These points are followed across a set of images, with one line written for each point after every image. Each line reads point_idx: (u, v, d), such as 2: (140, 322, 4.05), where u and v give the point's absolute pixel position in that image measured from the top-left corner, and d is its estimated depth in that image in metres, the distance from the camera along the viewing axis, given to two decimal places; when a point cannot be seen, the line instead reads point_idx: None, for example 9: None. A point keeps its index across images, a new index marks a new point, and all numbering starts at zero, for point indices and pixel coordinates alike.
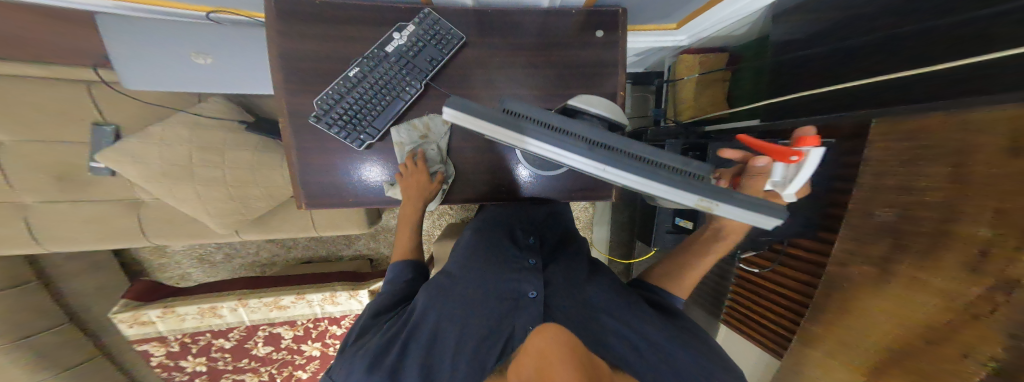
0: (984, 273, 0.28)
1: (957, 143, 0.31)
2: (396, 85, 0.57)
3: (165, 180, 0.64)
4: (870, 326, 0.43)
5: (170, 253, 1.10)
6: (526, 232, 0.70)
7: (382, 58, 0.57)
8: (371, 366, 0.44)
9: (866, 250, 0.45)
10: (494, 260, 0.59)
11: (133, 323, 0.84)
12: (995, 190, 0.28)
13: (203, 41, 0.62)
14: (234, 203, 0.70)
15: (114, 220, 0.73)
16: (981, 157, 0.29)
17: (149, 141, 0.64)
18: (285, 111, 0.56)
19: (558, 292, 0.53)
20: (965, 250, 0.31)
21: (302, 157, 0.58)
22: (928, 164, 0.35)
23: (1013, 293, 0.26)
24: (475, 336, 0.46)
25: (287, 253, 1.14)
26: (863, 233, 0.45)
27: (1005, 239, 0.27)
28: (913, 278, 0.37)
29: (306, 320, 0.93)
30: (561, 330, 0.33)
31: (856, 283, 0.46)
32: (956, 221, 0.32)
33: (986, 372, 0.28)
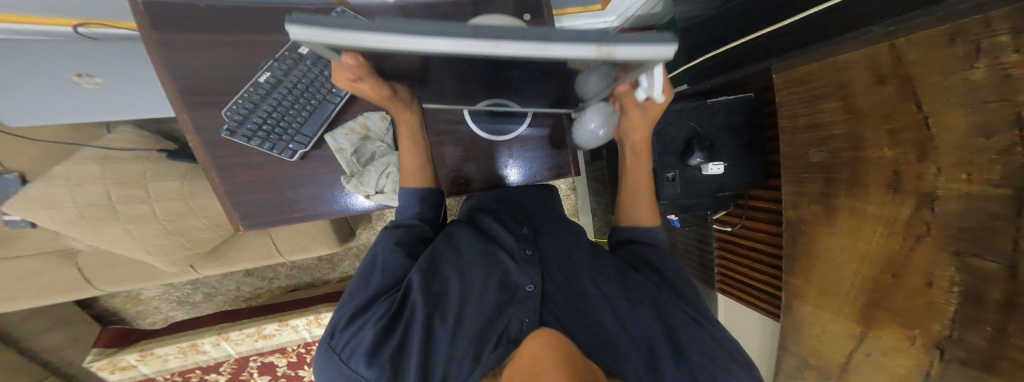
0: (906, 193, 0.36)
1: (839, 80, 0.44)
2: (320, 86, 0.50)
3: (86, 224, 0.57)
4: (847, 273, 0.46)
5: (145, 299, 1.03)
6: (522, 216, 0.59)
7: (296, 61, 0.49)
8: (369, 351, 0.39)
9: (807, 189, 0.52)
10: (490, 245, 0.51)
11: (113, 369, 0.82)
12: (881, 115, 0.39)
13: (79, 59, 0.51)
14: (176, 239, 0.64)
15: (52, 273, 0.67)
16: (862, 85, 0.40)
17: (55, 184, 0.56)
18: (193, 132, 0.49)
19: (554, 281, 0.48)
20: (880, 170, 0.40)
21: (225, 178, 0.51)
22: (824, 101, 0.47)
23: (933, 206, 0.33)
24: (472, 325, 0.42)
25: (269, 285, 1.07)
26: (797, 172, 0.53)
27: (905, 154, 0.36)
28: (852, 209, 0.45)
29: (297, 345, 0.90)
30: (558, 337, 0.32)
31: (813, 225, 0.51)
32: (864, 145, 0.42)
33: (952, 293, 0.32)
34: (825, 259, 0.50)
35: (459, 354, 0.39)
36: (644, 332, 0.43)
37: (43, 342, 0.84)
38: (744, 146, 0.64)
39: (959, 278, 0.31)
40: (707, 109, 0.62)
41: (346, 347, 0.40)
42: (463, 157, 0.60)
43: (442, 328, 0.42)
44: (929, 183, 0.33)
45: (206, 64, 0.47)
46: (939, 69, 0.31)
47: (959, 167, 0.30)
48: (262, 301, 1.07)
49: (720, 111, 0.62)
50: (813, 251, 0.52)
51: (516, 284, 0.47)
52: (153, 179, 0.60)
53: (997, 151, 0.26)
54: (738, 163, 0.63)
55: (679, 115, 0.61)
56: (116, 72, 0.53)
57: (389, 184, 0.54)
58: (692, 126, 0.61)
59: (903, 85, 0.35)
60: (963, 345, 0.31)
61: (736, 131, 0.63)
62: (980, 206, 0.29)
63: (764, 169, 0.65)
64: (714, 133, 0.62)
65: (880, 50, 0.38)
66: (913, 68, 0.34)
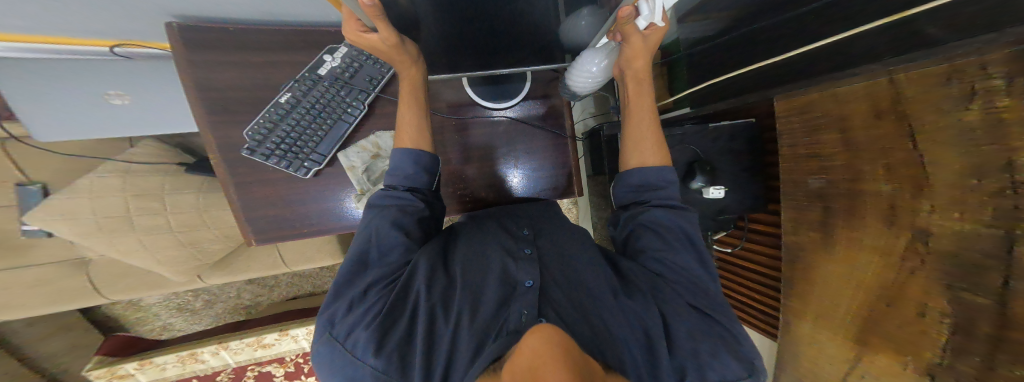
0: (902, 227, 0.37)
1: (837, 110, 0.43)
2: (336, 107, 0.52)
3: (104, 235, 0.60)
4: (841, 295, 0.48)
5: (146, 306, 1.03)
6: (523, 218, 0.60)
7: (315, 82, 0.51)
8: (376, 340, 0.42)
9: (807, 217, 0.52)
10: (490, 242, 0.53)
11: (110, 378, 0.81)
12: (880, 149, 0.38)
13: (112, 79, 0.54)
14: (187, 249, 0.65)
15: (61, 281, 0.68)
16: (862, 116, 0.40)
17: (75, 195, 0.58)
18: (214, 148, 0.52)
19: (552, 276, 0.50)
20: (878, 203, 0.40)
21: (241, 193, 0.53)
22: (825, 132, 0.46)
23: (928, 241, 0.34)
24: (474, 320, 0.44)
25: (270, 293, 1.08)
26: (796, 199, 0.53)
27: (902, 190, 0.37)
28: (850, 238, 0.45)
29: (295, 355, 0.90)
30: (555, 332, 0.33)
31: (812, 248, 0.52)
32: (861, 179, 0.42)
33: (947, 323, 0.33)
34: (820, 279, 0.52)
35: (461, 344, 0.42)
36: (641, 322, 0.46)
37: (42, 350, 0.84)
38: (744, 169, 0.66)
39: (945, 304, 0.33)
40: (708, 133, 0.64)
41: (348, 336, 0.43)
42: (470, 176, 0.63)
43: (443, 318, 0.45)
44: (922, 219, 0.35)
45: (233, 86, 0.51)
46: (932, 107, 0.31)
47: (952, 205, 0.31)
48: (261, 309, 1.07)
49: (721, 136, 0.65)
50: (809, 276, 0.54)
51: (516, 279, 0.49)
52: (169, 191, 0.62)
53: (989, 193, 0.27)
54: (739, 187, 0.65)
55: (681, 139, 0.64)
56: (144, 90, 0.57)
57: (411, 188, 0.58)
58: (693, 149, 0.64)
59: (902, 122, 0.35)
60: (953, 373, 0.33)
61: (735, 155, 0.66)
62: (973, 245, 0.30)
63: (764, 194, 0.67)
64: (714, 157, 0.64)
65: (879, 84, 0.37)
66: (904, 107, 0.34)
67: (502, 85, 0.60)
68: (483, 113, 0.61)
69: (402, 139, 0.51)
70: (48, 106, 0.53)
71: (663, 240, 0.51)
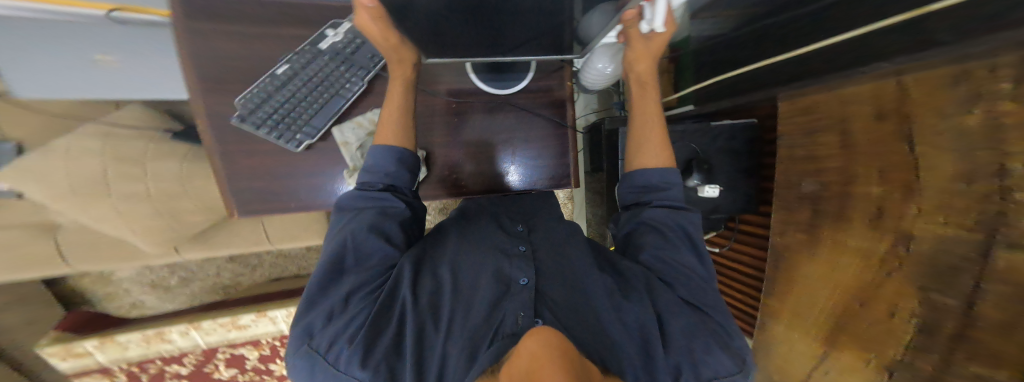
0: (887, 228, 0.39)
1: (844, 113, 0.45)
2: (334, 82, 0.53)
3: (77, 198, 0.58)
4: (812, 299, 0.51)
5: (116, 281, 0.97)
6: (519, 215, 0.65)
7: (315, 55, 0.52)
8: (362, 349, 0.43)
9: (796, 218, 0.56)
10: (487, 242, 0.57)
11: (65, 355, 0.75)
12: (874, 152, 0.40)
13: (103, 40, 0.54)
14: (164, 219, 0.63)
15: (21, 247, 0.65)
16: (859, 120, 0.42)
17: (53, 156, 0.57)
18: (202, 115, 0.51)
19: (545, 277, 0.54)
20: (867, 206, 0.42)
21: (228, 162, 0.53)
22: (824, 134, 0.49)
23: (910, 244, 0.36)
24: (468, 324, 0.48)
25: (253, 273, 1.05)
26: (788, 200, 0.57)
27: (891, 192, 0.38)
28: (835, 241, 0.48)
29: (272, 337, 0.85)
30: (553, 333, 0.34)
31: (796, 251, 0.56)
32: (854, 181, 0.44)
33: (909, 324, 0.36)
34: (800, 281, 0.54)
35: (453, 352, 0.45)
36: (637, 320, 0.49)
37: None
38: (742, 170, 0.67)
39: (916, 307, 0.35)
40: (708, 132, 0.65)
41: (329, 348, 0.43)
42: (467, 160, 0.61)
43: (432, 327, 0.48)
44: (910, 221, 0.36)
45: (233, 55, 0.51)
46: (935, 111, 0.32)
47: (939, 209, 0.32)
48: (241, 289, 1.04)
49: (721, 135, 0.66)
50: (789, 278, 0.57)
51: (510, 278, 0.53)
52: (153, 158, 0.61)
53: (976, 197, 0.28)
54: (732, 187, 0.67)
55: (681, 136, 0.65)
56: (135, 53, 0.56)
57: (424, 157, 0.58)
58: (693, 147, 0.65)
59: (900, 122, 0.36)
60: (908, 368, 0.35)
61: (735, 154, 0.67)
62: (949, 247, 0.31)
63: (756, 195, 0.68)
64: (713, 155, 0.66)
65: (886, 86, 0.39)
66: (913, 108, 0.35)
67: (505, 74, 0.59)
68: (484, 99, 0.59)
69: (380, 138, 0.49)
70: (29, 62, 0.52)
71: (664, 238, 0.52)
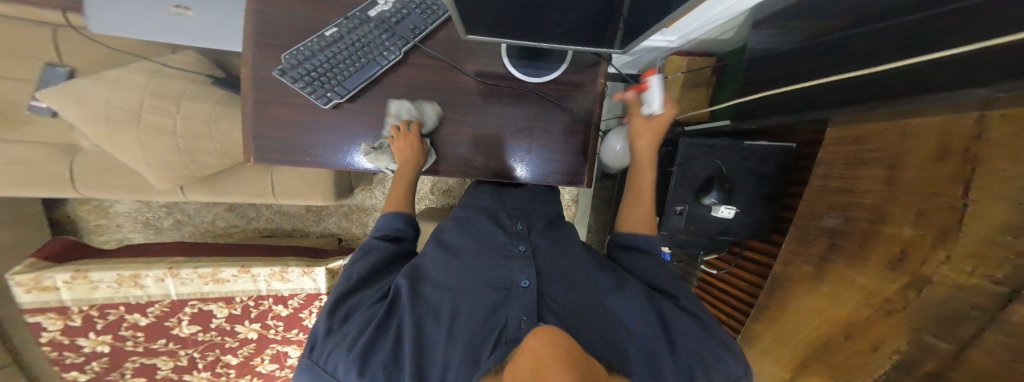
0: (903, 271, 0.38)
1: (893, 146, 0.40)
2: (373, 48, 0.58)
3: (105, 124, 0.61)
4: (800, 324, 0.55)
5: (112, 215, 1.10)
6: (517, 213, 0.66)
7: (363, 21, 0.58)
8: (359, 358, 0.43)
9: (808, 250, 0.54)
10: (488, 243, 0.58)
11: (31, 288, 0.72)
12: (918, 193, 0.37)
13: None
14: (181, 157, 0.66)
15: (37, 163, 0.68)
16: (912, 158, 0.37)
17: (100, 83, 0.61)
18: (249, 64, 0.56)
19: (547, 280, 0.52)
20: (890, 247, 0.40)
21: (258, 110, 0.57)
22: (868, 167, 0.44)
23: (922, 290, 0.36)
24: (467, 329, 0.46)
25: (246, 224, 1.19)
26: (806, 233, 0.55)
27: (925, 236, 0.36)
28: (840, 277, 0.48)
29: (247, 297, 0.88)
30: (557, 332, 0.30)
31: (797, 280, 0.56)
32: (885, 219, 0.41)
33: (894, 361, 0.39)
34: (797, 309, 0.56)
35: (455, 356, 0.43)
36: (643, 334, 0.47)
37: None
38: (763, 196, 0.65)
39: (906, 348, 0.38)
40: (739, 151, 0.63)
41: (328, 358, 0.45)
42: (485, 143, 0.64)
43: (433, 328, 0.48)
44: (930, 267, 0.35)
45: (288, 14, 0.56)
46: (1010, 155, 0.27)
47: (970, 258, 0.31)
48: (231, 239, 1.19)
49: (751, 156, 0.63)
50: (782, 305, 0.59)
51: (511, 280, 0.51)
52: (189, 97, 0.66)
53: (1020, 251, 0.26)
54: (747, 211, 0.66)
55: (708, 151, 0.64)
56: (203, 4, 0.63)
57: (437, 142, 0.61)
58: (717, 164, 0.64)
59: (960, 167, 0.32)
60: None
61: (761, 179, 0.65)
62: (964, 296, 0.31)
63: (772, 223, 0.67)
64: (739, 176, 0.64)
65: (962, 120, 0.32)
66: (976, 150, 0.30)
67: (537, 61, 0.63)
68: (519, 85, 0.63)
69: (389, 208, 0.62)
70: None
71: (648, 258, 0.56)
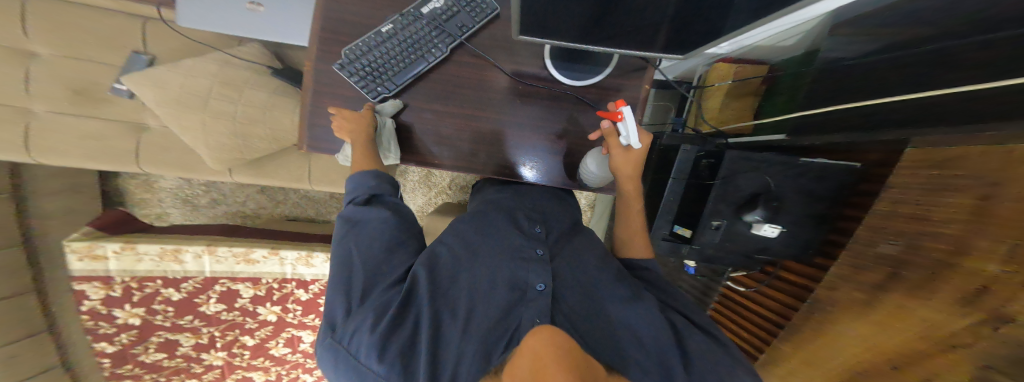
0: (976, 307, 0.34)
1: (991, 167, 0.34)
2: (422, 45, 0.59)
3: (176, 106, 0.67)
4: (844, 350, 0.52)
5: (155, 191, 1.17)
6: (536, 218, 0.65)
7: (416, 17, 0.60)
8: (379, 344, 0.41)
9: (862, 277, 0.50)
10: (507, 241, 0.56)
11: (84, 255, 0.77)
12: (1009, 226, 0.31)
13: None
14: (236, 141, 0.71)
15: (112, 141, 0.78)
16: (1006, 188, 0.32)
17: (178, 71, 0.67)
18: (312, 57, 0.59)
19: (564, 284, 0.50)
20: (964, 283, 0.35)
21: (317, 100, 0.60)
22: (952, 194, 0.38)
23: (1000, 329, 0.32)
24: (479, 327, 0.44)
25: (273, 208, 1.24)
26: (860, 258, 0.51)
27: (1010, 276, 0.30)
28: (899, 306, 0.43)
29: (273, 279, 0.90)
30: (558, 333, 0.30)
31: (845, 305, 0.52)
32: (966, 252, 0.36)
33: None
34: (842, 335, 0.52)
35: (467, 353, 0.41)
36: (655, 345, 0.44)
37: (40, 206, 0.91)
38: (814, 218, 0.62)
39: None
40: (791, 168, 0.60)
41: (350, 340, 0.43)
42: (508, 140, 0.65)
43: (449, 320, 0.46)
44: (1009, 309, 0.30)
45: (349, 10, 0.59)
46: None
47: None
48: (259, 220, 1.24)
49: (804, 175, 0.60)
50: (824, 328, 0.56)
51: (527, 282, 0.49)
52: (251, 85, 0.70)
53: None
54: (793, 232, 0.63)
55: (758, 167, 0.61)
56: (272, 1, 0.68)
57: (386, 107, 0.59)
58: (767, 182, 0.61)
59: None
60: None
61: (813, 199, 0.61)
62: None
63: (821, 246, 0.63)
64: (787, 194, 0.61)
65: None
66: None
67: (579, 65, 0.63)
68: (556, 86, 0.64)
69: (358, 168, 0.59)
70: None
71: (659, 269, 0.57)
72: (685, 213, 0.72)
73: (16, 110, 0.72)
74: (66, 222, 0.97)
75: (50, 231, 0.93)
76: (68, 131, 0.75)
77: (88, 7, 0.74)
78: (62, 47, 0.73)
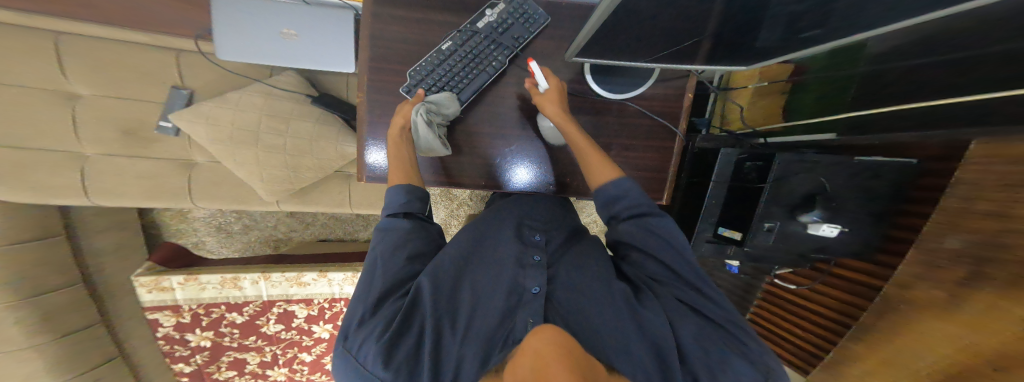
0: None
1: None
2: (483, 59, 0.58)
3: (230, 143, 0.69)
4: (913, 349, 0.51)
5: (190, 221, 1.19)
6: (538, 222, 0.61)
7: (473, 33, 0.58)
8: (386, 351, 0.40)
9: (941, 276, 0.49)
10: (503, 246, 0.55)
11: (152, 288, 0.81)
12: None
13: (293, 19, 0.67)
14: (287, 171, 0.73)
15: (164, 178, 0.81)
16: None
17: (225, 105, 0.68)
18: (363, 89, 0.59)
19: (562, 287, 0.49)
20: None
21: (371, 130, 0.60)
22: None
23: None
24: (481, 330, 0.44)
25: (304, 230, 1.27)
26: (938, 257, 0.50)
27: None
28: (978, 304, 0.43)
29: (323, 299, 0.93)
30: (559, 331, 0.28)
31: (924, 306, 0.50)
32: None
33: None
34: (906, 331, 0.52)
35: (469, 356, 0.42)
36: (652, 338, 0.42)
37: (93, 245, 0.93)
38: (871, 214, 0.62)
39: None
40: (849, 167, 0.58)
41: (360, 349, 0.41)
42: (497, 148, 0.63)
43: (451, 328, 0.45)
44: None
45: (393, 37, 0.58)
46: None
47: None
48: (291, 243, 1.27)
49: (863, 172, 0.59)
50: (889, 326, 0.56)
51: (524, 286, 0.48)
52: (295, 116, 0.71)
53: None
54: (849, 229, 0.63)
55: (813, 167, 0.59)
56: (309, 32, 0.68)
57: (440, 97, 0.54)
58: (822, 181, 0.60)
59: None
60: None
61: (871, 197, 0.61)
62: None
63: (879, 242, 0.63)
64: (845, 193, 0.61)
65: None
66: None
67: (616, 78, 0.62)
68: (596, 99, 0.63)
69: (392, 180, 0.52)
70: (241, 32, 0.65)
71: (655, 237, 0.46)
72: (730, 215, 0.71)
73: (71, 155, 0.75)
74: (118, 256, 1.00)
75: (103, 268, 0.95)
76: (123, 172, 0.78)
77: (123, 44, 0.74)
78: (102, 88, 0.74)
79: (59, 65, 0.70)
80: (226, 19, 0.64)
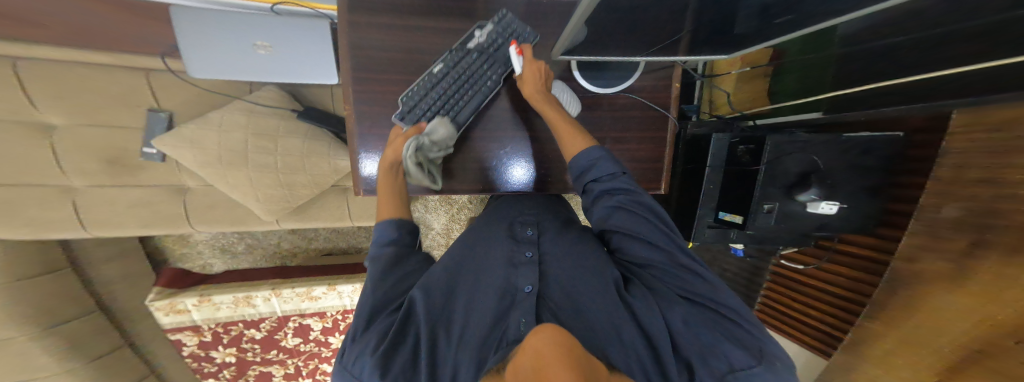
0: None
1: None
2: (476, 78, 0.54)
3: (219, 167, 0.67)
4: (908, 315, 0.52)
5: (191, 244, 1.19)
6: (528, 221, 0.62)
7: (463, 55, 0.54)
8: (381, 363, 0.39)
9: (956, 245, 0.45)
10: (494, 248, 0.56)
11: (169, 311, 0.84)
12: None
13: (265, 31, 0.62)
14: (282, 190, 0.71)
15: (158, 205, 0.80)
16: None
17: (206, 127, 0.66)
18: (348, 103, 0.56)
19: (554, 283, 0.49)
20: None
21: (362, 143, 0.58)
22: None
23: None
24: (477, 332, 0.45)
25: (308, 244, 1.27)
26: (967, 215, 0.44)
27: None
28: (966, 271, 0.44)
29: (336, 311, 0.95)
30: (563, 328, 0.24)
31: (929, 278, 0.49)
32: None
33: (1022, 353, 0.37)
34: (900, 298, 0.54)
35: (466, 361, 0.42)
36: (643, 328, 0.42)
37: (101, 274, 0.94)
38: (870, 188, 0.62)
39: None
40: (841, 143, 0.58)
41: (351, 363, 0.40)
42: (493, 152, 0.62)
43: (446, 335, 0.46)
44: None
45: (374, 45, 0.55)
46: None
47: None
48: (297, 259, 1.28)
49: (855, 147, 0.58)
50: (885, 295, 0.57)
51: (516, 286, 0.49)
52: (282, 134, 0.69)
53: None
54: (849, 205, 0.63)
55: (802, 148, 0.59)
56: (284, 44, 0.64)
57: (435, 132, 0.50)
58: (813, 159, 0.59)
59: None
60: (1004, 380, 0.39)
61: (870, 171, 0.61)
62: None
63: (878, 215, 0.64)
64: (844, 170, 0.60)
65: None
66: None
67: (604, 72, 0.60)
68: (586, 94, 0.61)
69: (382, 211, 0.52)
70: (210, 49, 0.61)
71: (639, 219, 0.46)
72: (728, 199, 0.71)
73: (59, 189, 0.73)
74: (128, 283, 1.01)
75: (115, 295, 0.96)
76: (115, 201, 0.77)
77: (89, 68, 0.69)
78: (77, 118, 0.71)
79: (25, 97, 0.66)
80: (191, 35, 0.60)
